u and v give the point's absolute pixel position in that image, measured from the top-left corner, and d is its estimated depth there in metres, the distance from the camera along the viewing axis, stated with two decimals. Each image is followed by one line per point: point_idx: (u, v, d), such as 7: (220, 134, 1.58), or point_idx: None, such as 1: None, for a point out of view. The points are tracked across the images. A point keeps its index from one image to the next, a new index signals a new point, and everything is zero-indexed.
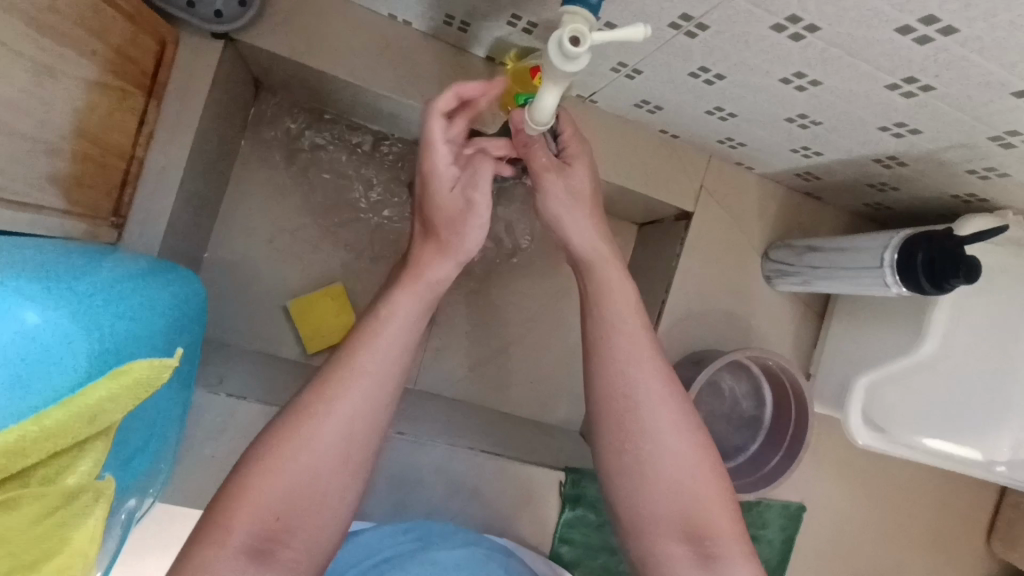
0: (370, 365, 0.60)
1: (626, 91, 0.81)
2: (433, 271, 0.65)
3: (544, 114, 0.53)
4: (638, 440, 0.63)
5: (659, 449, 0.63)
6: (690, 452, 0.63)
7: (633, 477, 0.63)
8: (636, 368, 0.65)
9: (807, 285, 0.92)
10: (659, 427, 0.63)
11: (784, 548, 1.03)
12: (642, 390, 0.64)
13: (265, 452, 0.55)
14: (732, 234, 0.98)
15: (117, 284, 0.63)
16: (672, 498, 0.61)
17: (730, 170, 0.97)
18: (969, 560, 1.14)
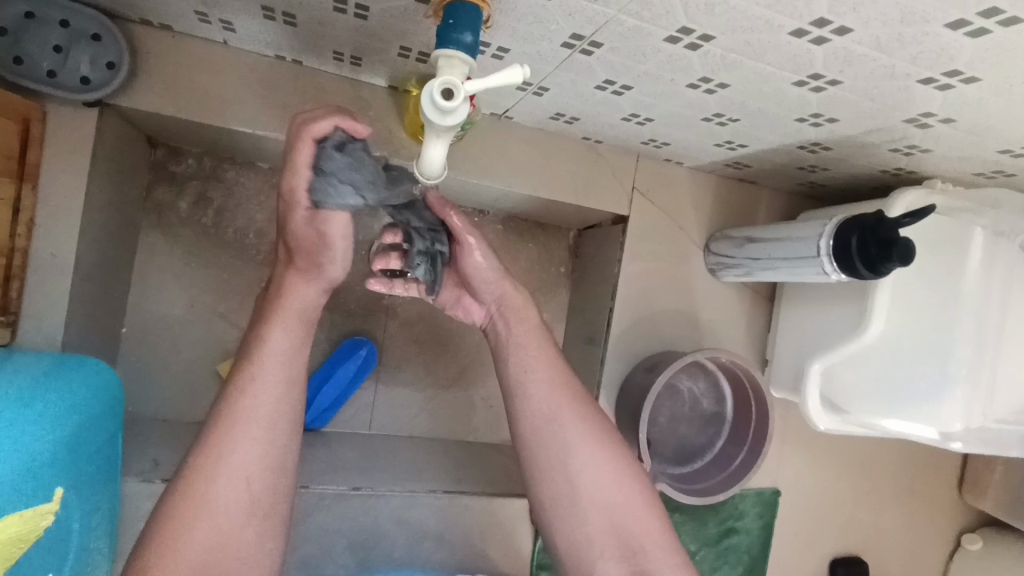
0: (255, 413, 0.60)
1: (538, 106, 0.77)
2: (296, 297, 0.65)
3: (434, 167, 0.50)
4: (572, 503, 0.66)
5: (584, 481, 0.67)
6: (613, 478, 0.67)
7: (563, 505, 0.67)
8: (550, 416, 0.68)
9: (750, 275, 0.90)
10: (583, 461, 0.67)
11: (764, 535, 1.03)
12: (583, 468, 0.67)
13: (166, 525, 0.55)
14: (671, 232, 0.95)
15: (25, 392, 0.59)
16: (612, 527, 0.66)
17: (660, 168, 0.94)
18: (944, 512, 1.17)
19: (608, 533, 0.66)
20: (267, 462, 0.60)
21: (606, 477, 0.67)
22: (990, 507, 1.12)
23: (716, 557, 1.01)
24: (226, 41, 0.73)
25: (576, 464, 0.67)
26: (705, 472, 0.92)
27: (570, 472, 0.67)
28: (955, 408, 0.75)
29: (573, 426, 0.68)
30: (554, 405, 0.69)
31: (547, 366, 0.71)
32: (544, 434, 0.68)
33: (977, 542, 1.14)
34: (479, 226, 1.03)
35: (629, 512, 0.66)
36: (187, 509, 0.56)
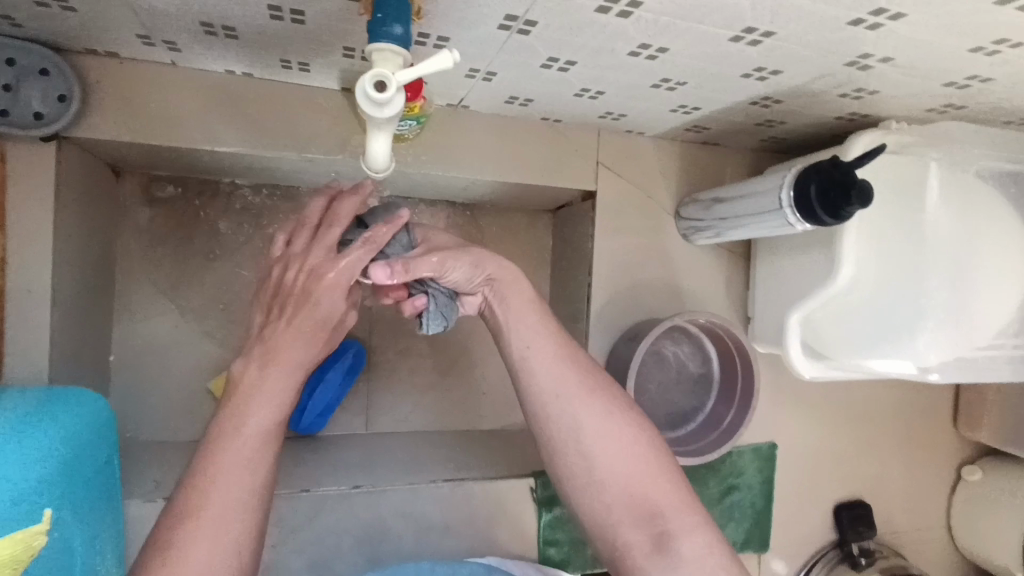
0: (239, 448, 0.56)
1: (491, 92, 0.78)
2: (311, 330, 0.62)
3: (380, 161, 0.50)
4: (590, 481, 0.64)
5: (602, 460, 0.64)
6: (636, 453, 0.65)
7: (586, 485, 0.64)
8: (565, 395, 0.66)
9: (722, 236, 0.91)
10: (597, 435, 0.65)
11: (765, 489, 1.05)
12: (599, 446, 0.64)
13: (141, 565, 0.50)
14: (641, 202, 0.96)
15: (24, 422, 0.61)
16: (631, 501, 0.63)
17: (623, 140, 0.95)
18: (942, 448, 1.19)
19: (633, 510, 0.63)
20: (249, 499, 0.55)
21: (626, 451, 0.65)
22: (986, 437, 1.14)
23: (721, 516, 1.02)
24: (175, 61, 0.73)
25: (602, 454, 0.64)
26: (699, 433, 0.93)
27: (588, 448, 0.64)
28: (931, 338, 0.77)
29: (593, 416, 0.65)
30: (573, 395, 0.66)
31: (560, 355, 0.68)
32: (563, 423, 0.65)
33: (977, 473, 1.15)
34: (452, 219, 1.03)
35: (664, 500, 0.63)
36: (169, 536, 0.51)
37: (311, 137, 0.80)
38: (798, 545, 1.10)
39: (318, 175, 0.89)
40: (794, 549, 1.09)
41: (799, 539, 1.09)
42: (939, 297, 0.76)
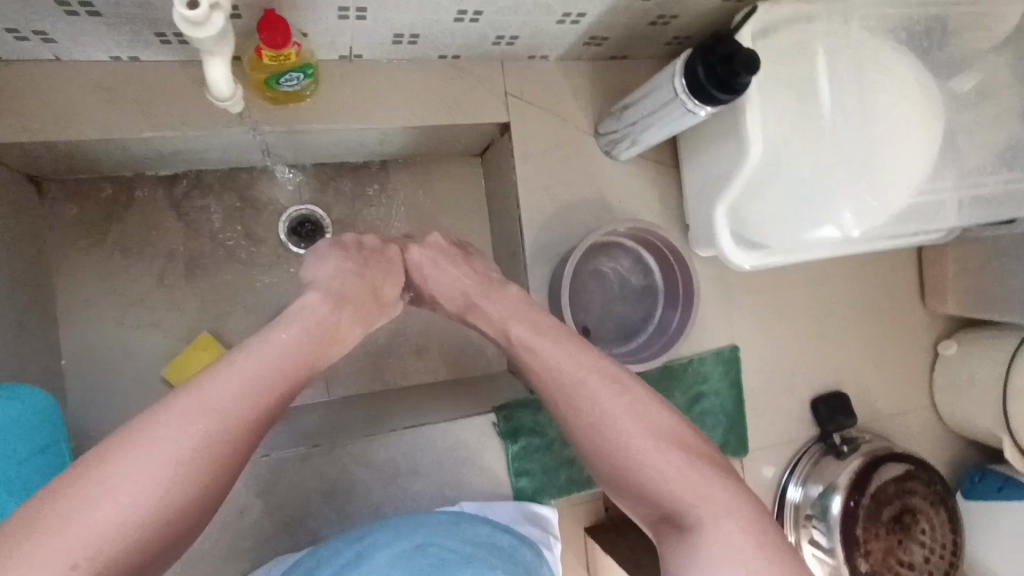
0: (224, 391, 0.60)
1: (374, 33, 0.78)
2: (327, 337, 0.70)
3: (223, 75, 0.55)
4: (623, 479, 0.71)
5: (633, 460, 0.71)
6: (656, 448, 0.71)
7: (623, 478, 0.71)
8: (593, 412, 0.73)
9: (639, 143, 0.91)
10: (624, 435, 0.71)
11: (733, 392, 1.05)
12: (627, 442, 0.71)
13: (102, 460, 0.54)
14: (557, 127, 0.96)
15: None
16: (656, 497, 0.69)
17: (528, 67, 0.95)
18: (914, 327, 1.18)
19: (660, 507, 0.69)
20: (230, 448, 0.59)
21: (651, 447, 0.71)
22: (954, 308, 1.13)
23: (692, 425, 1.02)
24: (58, 55, 0.74)
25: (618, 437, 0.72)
26: (649, 341, 0.94)
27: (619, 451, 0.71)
28: (847, 203, 0.78)
29: (624, 418, 0.72)
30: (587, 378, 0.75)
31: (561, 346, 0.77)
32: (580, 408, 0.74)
33: (952, 346, 1.14)
34: (381, 180, 1.04)
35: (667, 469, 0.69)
36: (139, 433, 0.55)
37: (210, 110, 0.81)
38: (780, 444, 1.09)
39: (232, 151, 0.90)
40: (775, 448, 1.09)
41: (779, 438, 1.09)
42: (848, 160, 0.77)
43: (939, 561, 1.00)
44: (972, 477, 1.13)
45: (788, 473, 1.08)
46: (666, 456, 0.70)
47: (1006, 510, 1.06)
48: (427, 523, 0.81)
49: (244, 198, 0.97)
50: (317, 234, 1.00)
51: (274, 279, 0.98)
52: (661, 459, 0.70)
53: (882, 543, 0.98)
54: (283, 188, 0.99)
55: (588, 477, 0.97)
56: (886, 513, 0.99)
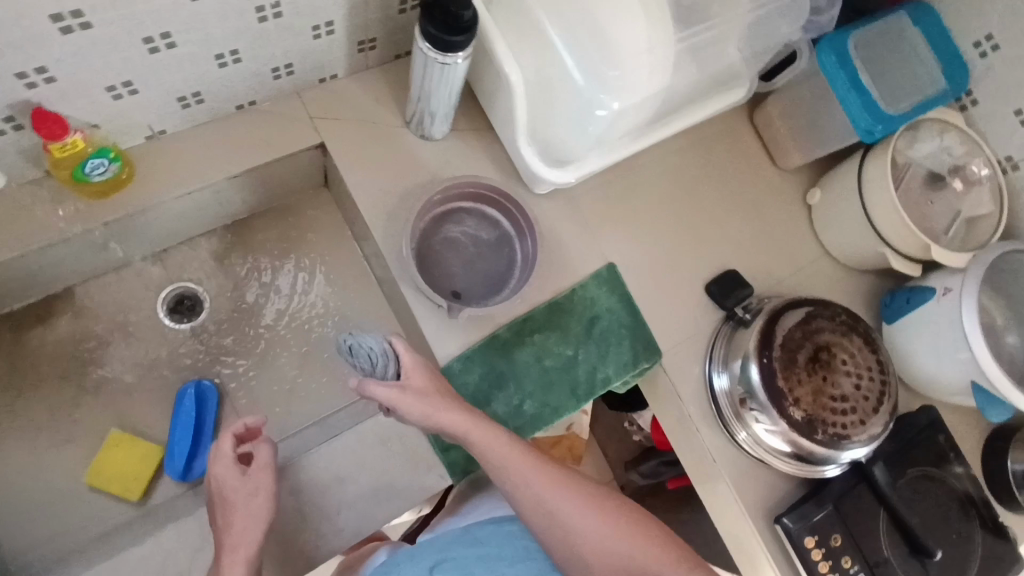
0: None
1: (157, 103, 0.87)
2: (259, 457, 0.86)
3: None
4: (565, 535, 0.84)
5: (572, 525, 0.84)
6: (600, 519, 0.84)
7: (559, 536, 0.84)
8: (529, 490, 0.85)
9: (437, 116, 0.99)
10: (558, 508, 0.84)
11: (626, 306, 1.08)
12: (565, 515, 0.84)
13: None
14: (369, 131, 1.04)
15: None
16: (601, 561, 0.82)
17: (324, 90, 1.03)
18: (779, 189, 1.23)
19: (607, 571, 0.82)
20: None
21: (587, 514, 0.84)
22: (798, 158, 1.19)
23: (598, 346, 1.06)
24: None
25: (604, 541, 0.83)
26: (522, 282, 1.01)
27: (547, 514, 0.84)
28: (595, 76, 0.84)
29: (562, 500, 0.85)
30: (569, 505, 0.85)
31: (516, 446, 0.86)
32: (553, 522, 0.84)
33: (817, 193, 1.20)
34: (241, 237, 1.10)
35: (652, 560, 0.82)
36: None
37: (38, 224, 0.88)
38: (692, 336, 1.12)
39: (84, 255, 0.97)
40: (690, 343, 1.12)
41: (688, 332, 1.12)
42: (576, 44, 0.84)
43: (871, 385, 1.01)
44: (885, 301, 1.18)
45: (708, 362, 1.10)
46: (608, 532, 0.84)
47: (916, 317, 1.10)
48: (471, 527, 0.92)
49: (117, 296, 1.04)
50: (197, 306, 1.07)
51: (166, 358, 1.04)
52: (603, 526, 0.84)
53: (808, 386, 0.99)
54: (152, 274, 1.06)
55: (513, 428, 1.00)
56: (802, 357, 1.01)
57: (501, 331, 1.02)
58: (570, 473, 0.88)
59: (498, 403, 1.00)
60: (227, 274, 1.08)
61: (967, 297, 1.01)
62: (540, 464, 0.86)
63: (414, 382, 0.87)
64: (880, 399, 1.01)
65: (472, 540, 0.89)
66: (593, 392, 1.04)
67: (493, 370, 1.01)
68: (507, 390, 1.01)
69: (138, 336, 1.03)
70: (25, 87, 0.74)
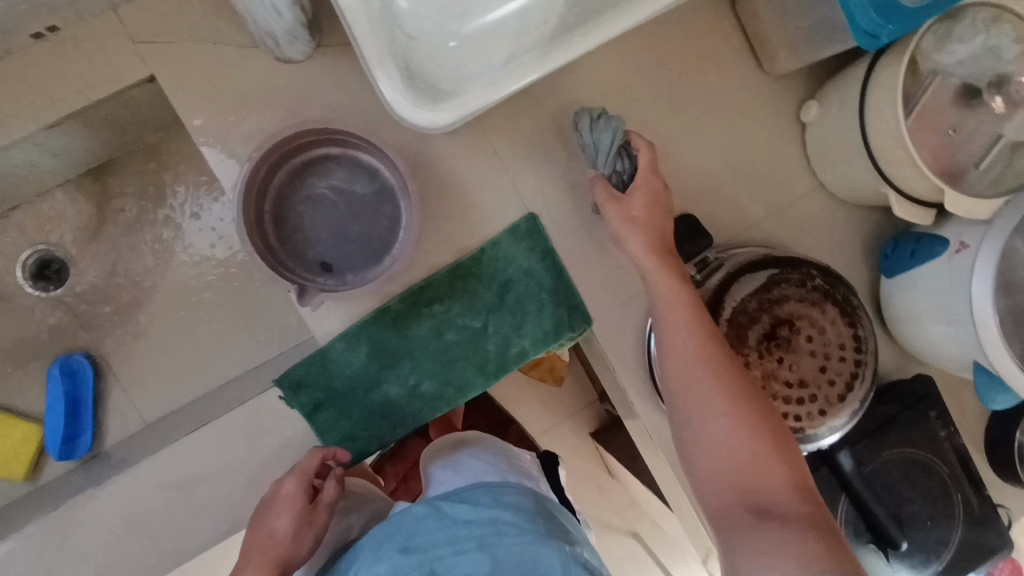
0: None
1: None
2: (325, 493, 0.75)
3: None
4: (690, 423, 0.70)
5: (698, 427, 0.69)
6: (732, 432, 0.67)
7: (693, 439, 0.70)
8: (683, 342, 0.72)
9: (280, 35, 0.76)
10: (709, 381, 0.70)
11: (549, 265, 0.89)
12: (707, 418, 0.69)
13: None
14: (213, 56, 0.81)
15: None
16: (724, 460, 0.67)
17: (149, 3, 0.80)
18: (765, 101, 0.95)
19: (738, 464, 0.66)
20: None
21: (744, 409, 0.68)
22: (790, 60, 0.90)
23: (512, 316, 0.89)
24: None
25: (721, 452, 0.67)
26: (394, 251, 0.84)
27: (679, 413, 0.71)
28: None
29: (715, 389, 0.69)
30: (706, 408, 0.69)
31: (672, 310, 0.74)
32: (693, 384, 0.70)
33: (813, 107, 0.92)
34: (103, 189, 0.95)
35: (768, 486, 0.64)
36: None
37: None
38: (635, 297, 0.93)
39: None
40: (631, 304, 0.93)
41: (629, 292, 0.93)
42: None
43: (841, 365, 0.82)
44: (887, 250, 0.93)
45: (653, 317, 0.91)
46: (753, 427, 0.67)
47: (922, 274, 0.86)
48: (469, 492, 0.74)
49: None
50: (63, 271, 0.95)
51: (37, 331, 0.95)
52: (731, 433, 0.67)
53: (757, 370, 0.81)
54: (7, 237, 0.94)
55: (409, 413, 0.88)
56: (753, 334, 0.82)
57: (391, 302, 0.86)
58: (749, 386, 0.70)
59: (391, 386, 0.87)
60: (91, 233, 0.95)
61: (983, 257, 0.76)
62: (699, 316, 0.74)
63: (630, 207, 0.79)
64: (851, 382, 0.82)
65: (469, 503, 0.72)
66: (505, 369, 0.89)
67: (383, 348, 0.86)
68: (401, 370, 0.87)
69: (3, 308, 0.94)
70: None
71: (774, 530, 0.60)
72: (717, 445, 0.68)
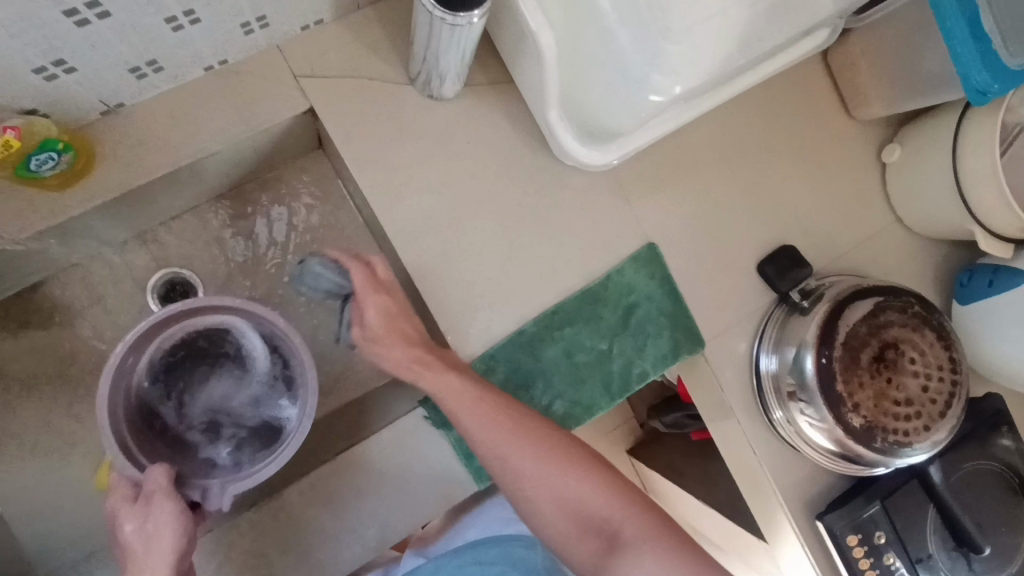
0: None
1: (106, 77, 0.71)
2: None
3: None
4: (553, 470, 0.79)
5: (572, 477, 0.79)
6: (591, 491, 0.79)
7: (517, 493, 0.79)
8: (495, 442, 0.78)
9: (447, 82, 0.82)
10: (526, 472, 0.78)
11: (668, 292, 0.96)
12: (532, 487, 0.79)
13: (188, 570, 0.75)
14: (367, 92, 0.86)
15: None
16: (567, 515, 0.79)
17: (310, 41, 0.85)
18: (851, 143, 1.05)
19: (575, 523, 0.79)
20: None
21: (558, 483, 0.79)
22: (879, 109, 1.00)
23: (635, 339, 0.95)
24: None
25: (594, 492, 0.79)
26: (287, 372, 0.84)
27: (518, 482, 0.79)
28: None
29: (529, 466, 0.78)
30: (566, 469, 0.79)
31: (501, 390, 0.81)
32: (542, 460, 0.78)
33: (896, 150, 1.01)
34: (231, 215, 0.98)
35: (624, 517, 0.79)
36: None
37: None
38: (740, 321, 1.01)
39: (54, 251, 0.86)
40: (736, 328, 1.01)
41: (734, 316, 1.00)
42: None
43: (941, 386, 0.90)
44: (961, 280, 1.03)
45: (757, 342, 1.00)
46: (588, 498, 0.79)
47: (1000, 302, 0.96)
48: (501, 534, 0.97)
49: (103, 288, 0.94)
50: (189, 295, 0.96)
51: None
52: (571, 487, 0.79)
53: (869, 389, 0.89)
54: (138, 261, 0.95)
55: None
56: (865, 356, 0.90)
57: (527, 326, 0.91)
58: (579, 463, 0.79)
59: (525, 405, 0.91)
60: (218, 257, 0.97)
61: None
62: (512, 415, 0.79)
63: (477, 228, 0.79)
64: (950, 401, 0.90)
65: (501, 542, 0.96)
66: (629, 390, 0.95)
67: (519, 370, 0.91)
68: (534, 390, 0.92)
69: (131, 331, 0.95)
70: None
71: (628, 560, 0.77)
72: (563, 501, 0.79)
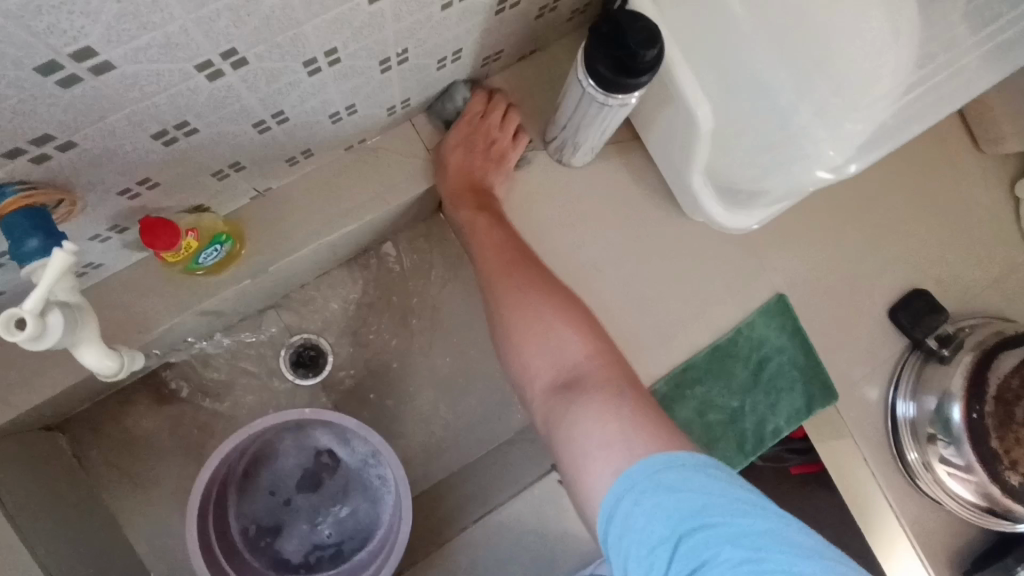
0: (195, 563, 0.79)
1: (266, 168, 0.73)
2: None
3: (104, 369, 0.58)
4: (518, 345, 0.77)
5: (543, 337, 0.75)
6: (590, 346, 0.74)
7: (521, 358, 0.77)
8: (504, 294, 0.79)
9: (580, 150, 0.83)
10: (531, 334, 0.76)
11: (799, 343, 0.94)
12: (531, 358, 0.75)
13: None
14: (496, 160, 0.88)
15: None
16: (558, 377, 0.74)
17: (442, 113, 0.87)
18: (979, 180, 1.01)
19: (581, 370, 0.73)
20: None
21: (561, 330, 0.75)
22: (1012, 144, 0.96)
23: (768, 394, 0.93)
24: (70, 345, 0.55)
25: (573, 354, 0.74)
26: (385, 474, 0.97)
27: (519, 337, 0.77)
28: None
29: (533, 321, 0.76)
30: (525, 303, 0.77)
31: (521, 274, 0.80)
32: (508, 302, 0.77)
33: None
34: (356, 279, 1.01)
35: (603, 368, 0.72)
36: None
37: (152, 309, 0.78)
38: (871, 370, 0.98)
39: (204, 325, 0.89)
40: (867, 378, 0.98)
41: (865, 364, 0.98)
42: None
43: None
44: None
45: (894, 389, 0.96)
46: (582, 366, 0.73)
47: None
48: None
49: (240, 355, 0.98)
50: (320, 358, 0.99)
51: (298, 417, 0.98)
52: (556, 341, 0.75)
53: None
54: (272, 328, 0.98)
55: None
56: (1020, 411, 0.86)
57: (659, 386, 0.90)
58: (593, 322, 0.77)
59: None
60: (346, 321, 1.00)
61: None
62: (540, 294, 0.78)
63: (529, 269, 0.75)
64: None
65: None
66: (763, 445, 0.93)
67: None
68: None
69: (268, 396, 0.98)
70: (127, 198, 0.62)
71: (581, 404, 0.69)
72: (573, 364, 0.74)
